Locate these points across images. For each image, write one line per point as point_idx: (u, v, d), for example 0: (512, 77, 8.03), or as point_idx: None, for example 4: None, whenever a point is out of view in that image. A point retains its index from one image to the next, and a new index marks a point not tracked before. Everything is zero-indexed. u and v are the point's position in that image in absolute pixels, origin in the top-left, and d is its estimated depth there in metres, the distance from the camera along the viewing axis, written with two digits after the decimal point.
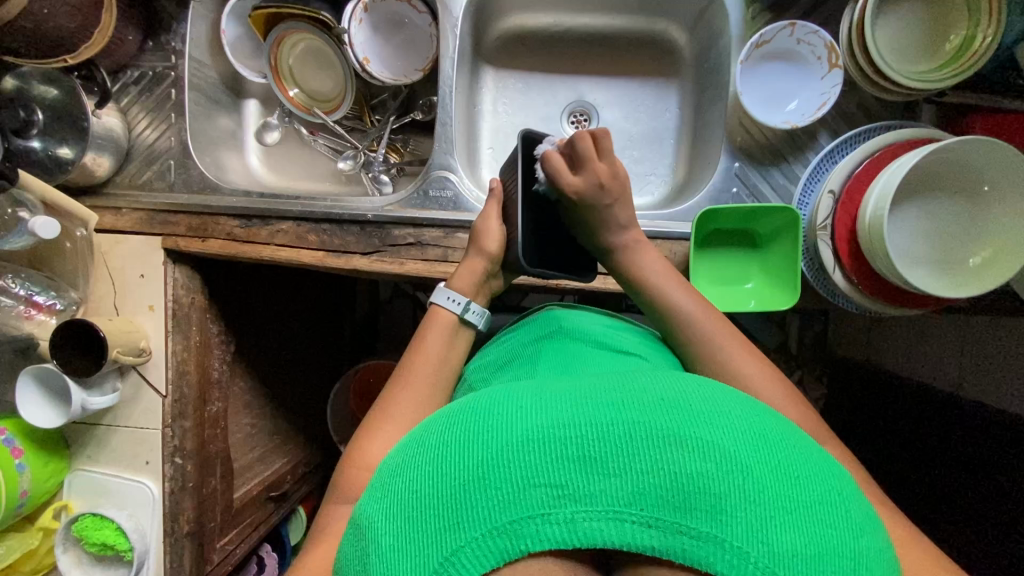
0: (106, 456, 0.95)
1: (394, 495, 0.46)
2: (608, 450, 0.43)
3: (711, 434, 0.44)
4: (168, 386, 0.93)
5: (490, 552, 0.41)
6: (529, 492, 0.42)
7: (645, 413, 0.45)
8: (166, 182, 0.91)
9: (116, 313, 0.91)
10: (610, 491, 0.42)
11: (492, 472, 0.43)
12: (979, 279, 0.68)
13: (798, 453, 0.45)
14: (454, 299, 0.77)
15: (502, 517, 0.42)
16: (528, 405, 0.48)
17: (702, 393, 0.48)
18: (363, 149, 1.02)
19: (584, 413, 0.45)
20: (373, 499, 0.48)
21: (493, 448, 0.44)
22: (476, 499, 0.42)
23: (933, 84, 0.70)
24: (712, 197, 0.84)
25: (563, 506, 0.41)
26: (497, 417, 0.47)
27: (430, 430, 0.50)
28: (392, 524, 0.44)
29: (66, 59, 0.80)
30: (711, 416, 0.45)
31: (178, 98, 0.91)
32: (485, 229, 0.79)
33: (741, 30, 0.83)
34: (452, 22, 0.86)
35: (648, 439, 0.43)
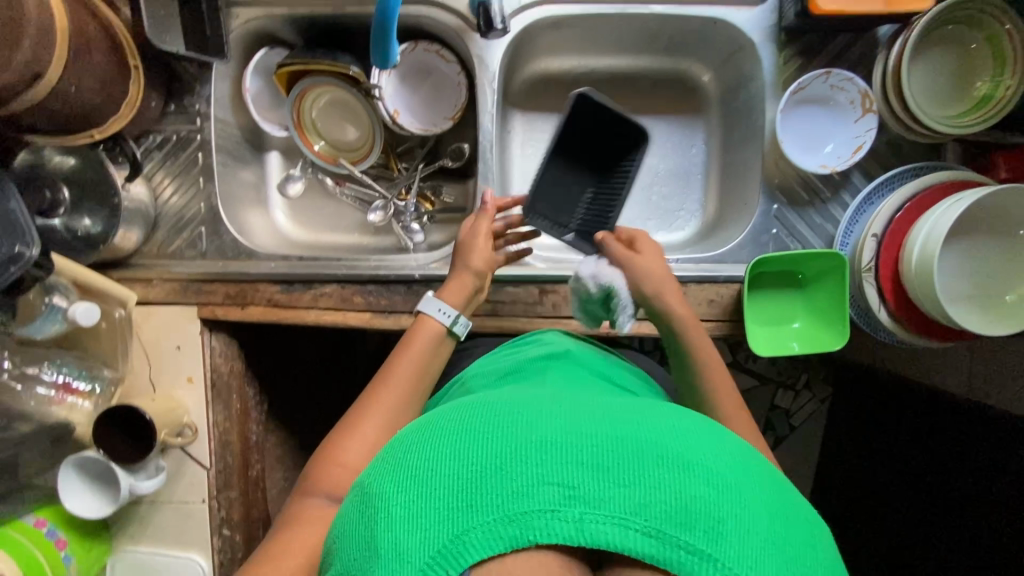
0: (150, 533, 0.91)
1: (404, 468, 0.42)
2: (623, 456, 0.40)
3: (713, 461, 0.41)
4: (211, 458, 0.90)
5: (498, 538, 0.38)
6: (537, 489, 0.39)
7: (657, 432, 0.43)
8: (198, 250, 0.88)
9: (153, 388, 0.88)
10: (620, 497, 0.39)
11: (508, 463, 0.40)
12: (1014, 317, 0.72)
13: (788, 497, 0.43)
14: (444, 311, 0.77)
15: (510, 509, 0.38)
16: (544, 408, 0.45)
17: (706, 426, 0.46)
18: (392, 198, 1.00)
19: (600, 422, 0.43)
20: (383, 466, 0.44)
21: (511, 440, 0.41)
22: (490, 485, 0.39)
23: (967, 130, 0.74)
24: (752, 238, 0.87)
25: (572, 507, 0.38)
26: (516, 414, 0.44)
27: (447, 413, 0.47)
28: (404, 494, 0.40)
29: (92, 134, 0.76)
30: (714, 445, 0.43)
31: (206, 162, 0.88)
32: (472, 242, 0.79)
33: (773, 76, 0.85)
34: (489, 76, 0.86)
35: (661, 454, 0.41)
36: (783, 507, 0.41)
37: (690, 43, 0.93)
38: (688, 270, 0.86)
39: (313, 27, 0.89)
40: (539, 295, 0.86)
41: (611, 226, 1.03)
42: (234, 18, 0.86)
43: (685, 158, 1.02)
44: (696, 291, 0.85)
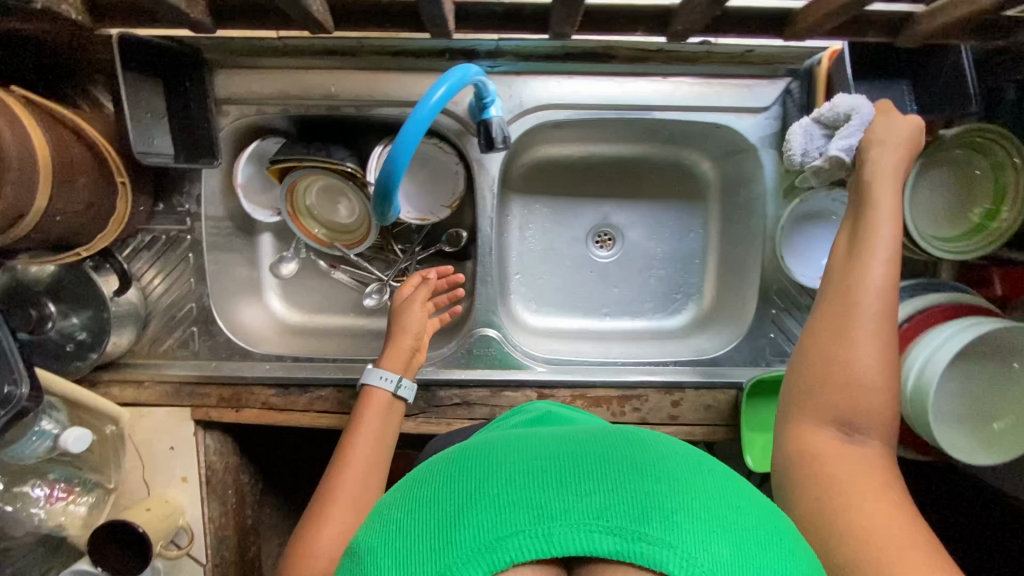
0: None
1: (387, 526, 0.39)
2: (585, 465, 0.38)
3: (676, 466, 0.39)
4: (207, 555, 0.89)
5: (477, 565, 0.34)
6: (506, 510, 0.35)
7: (611, 442, 0.40)
8: (190, 350, 0.87)
9: (147, 490, 0.87)
10: (581, 501, 0.35)
11: (470, 493, 0.37)
12: (1002, 447, 0.73)
13: (746, 489, 0.40)
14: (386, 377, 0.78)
15: (481, 538, 0.35)
16: (504, 440, 0.42)
17: (658, 434, 0.43)
18: (388, 281, 0.98)
19: (554, 444, 0.40)
20: (366, 529, 0.42)
21: (473, 475, 0.38)
22: (457, 521, 0.36)
23: (962, 255, 0.74)
24: (750, 341, 0.88)
25: (541, 523, 0.35)
26: (477, 451, 0.41)
27: (415, 472, 0.44)
28: (384, 547, 0.37)
29: (79, 252, 0.73)
30: (666, 449, 0.41)
31: (197, 262, 0.87)
32: (410, 308, 0.81)
33: (776, 183, 0.85)
34: (490, 181, 0.85)
35: (617, 461, 0.38)
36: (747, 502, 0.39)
37: (691, 137, 0.92)
38: (689, 376, 0.86)
39: (305, 121, 0.86)
40: (537, 399, 0.86)
41: (608, 309, 1.03)
42: (223, 117, 0.83)
43: (684, 243, 1.01)
44: (693, 396, 0.86)
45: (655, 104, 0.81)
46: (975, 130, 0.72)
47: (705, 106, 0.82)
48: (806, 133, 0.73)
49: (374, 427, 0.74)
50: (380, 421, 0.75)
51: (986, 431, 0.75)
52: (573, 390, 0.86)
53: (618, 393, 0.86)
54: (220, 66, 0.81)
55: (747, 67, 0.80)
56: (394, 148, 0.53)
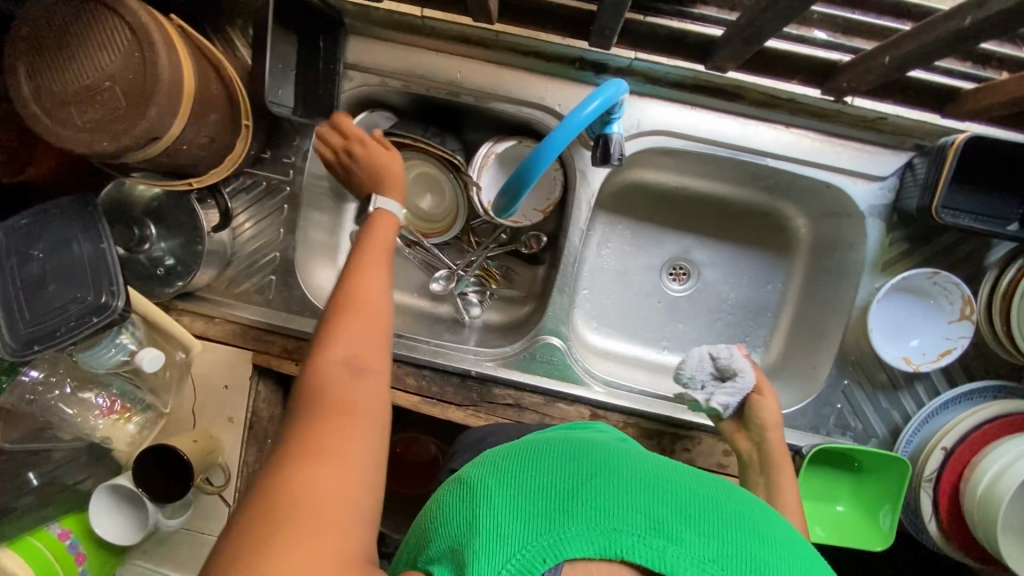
0: (161, 554, 0.93)
1: (508, 470, 0.45)
2: (711, 515, 0.41)
3: (793, 552, 0.41)
4: (235, 497, 0.90)
5: (590, 544, 0.39)
6: (631, 514, 0.40)
7: (736, 504, 0.44)
8: (263, 297, 0.89)
9: (194, 422, 0.89)
10: (704, 545, 0.39)
11: (603, 483, 0.42)
12: None
13: None
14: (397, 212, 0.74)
15: (607, 521, 0.39)
16: (634, 458, 0.47)
17: (772, 514, 0.47)
18: (458, 269, 0.99)
19: (685, 482, 0.44)
20: (481, 468, 0.48)
21: (608, 471, 0.43)
22: (587, 495, 0.41)
23: None
24: (815, 408, 0.85)
25: (658, 538, 0.39)
26: (611, 455, 0.46)
27: (543, 440, 0.49)
28: (504, 486, 0.43)
29: (190, 183, 0.76)
30: (781, 533, 0.44)
31: (290, 214, 0.89)
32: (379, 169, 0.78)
33: (876, 254, 0.83)
34: (589, 195, 0.85)
35: (739, 523, 0.42)
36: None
37: (794, 191, 0.90)
38: None
39: (422, 100, 0.88)
40: (590, 417, 0.85)
41: (669, 343, 1.02)
42: (346, 81, 0.85)
43: (760, 294, 1.00)
44: None
45: (772, 151, 0.80)
46: None
47: (823, 163, 0.80)
48: (720, 354, 0.78)
49: (383, 239, 0.69)
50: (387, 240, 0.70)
51: None
52: (626, 418, 0.85)
53: (671, 430, 0.85)
54: (357, 34, 0.83)
55: (875, 134, 0.79)
56: (547, 142, 0.55)
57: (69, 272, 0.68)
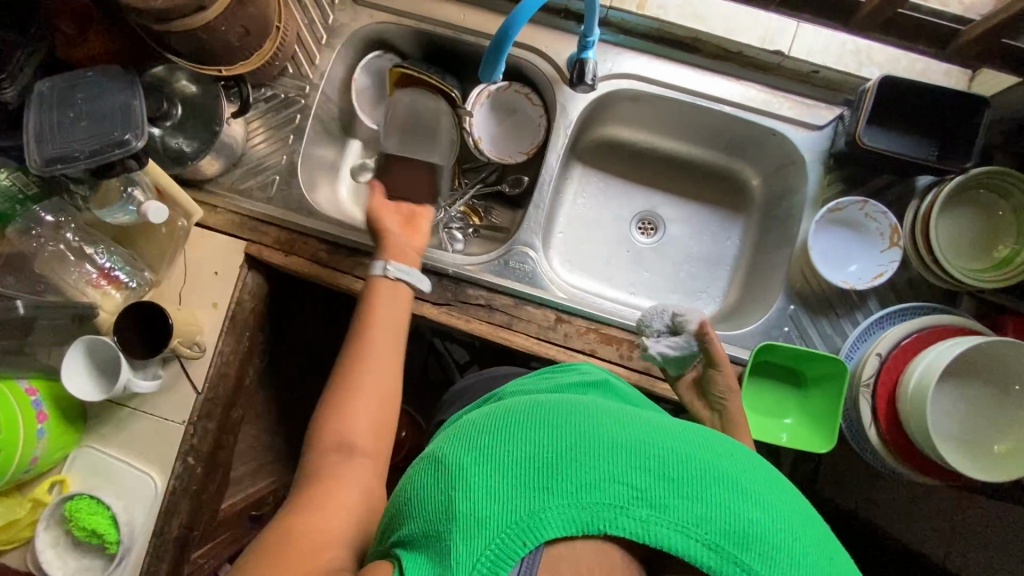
0: (120, 439, 0.93)
1: (479, 444, 0.46)
2: (693, 475, 0.44)
3: (771, 497, 0.45)
4: (205, 384, 0.93)
5: (572, 522, 0.42)
6: (609, 485, 0.43)
7: (714, 454, 0.46)
8: (265, 194, 0.97)
9: (179, 302, 0.92)
10: (681, 507, 0.42)
11: (582, 459, 0.43)
12: (1006, 467, 0.74)
13: (820, 530, 0.46)
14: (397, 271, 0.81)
15: (586, 497, 0.42)
16: (609, 417, 0.48)
17: (748, 456, 0.49)
18: (444, 205, 1.06)
19: (664, 440, 0.46)
20: (453, 441, 0.48)
21: (583, 438, 0.45)
22: (565, 473, 0.43)
23: (984, 283, 0.80)
24: (764, 329, 0.90)
25: (640, 507, 0.42)
26: (585, 418, 0.47)
27: (519, 406, 0.49)
28: (477, 468, 0.44)
29: (221, 70, 0.88)
30: (761, 476, 0.46)
31: (301, 124, 0.99)
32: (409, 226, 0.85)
33: (817, 192, 0.92)
34: (566, 124, 0.97)
35: (716, 477, 0.44)
36: (821, 542, 0.45)
37: (747, 147, 1.01)
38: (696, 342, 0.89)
39: (430, 43, 1.02)
40: (554, 321, 0.91)
41: (634, 288, 1.08)
42: (366, 17, 0.99)
43: (719, 247, 1.08)
44: None
45: (726, 97, 0.93)
46: (996, 172, 0.81)
47: (768, 111, 0.93)
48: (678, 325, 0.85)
49: (388, 322, 0.77)
50: (396, 306, 0.79)
51: (986, 453, 0.76)
52: (588, 325, 0.91)
53: (630, 338, 0.90)
54: None
55: (810, 87, 0.92)
56: (519, 8, 0.65)
57: (101, 116, 0.78)
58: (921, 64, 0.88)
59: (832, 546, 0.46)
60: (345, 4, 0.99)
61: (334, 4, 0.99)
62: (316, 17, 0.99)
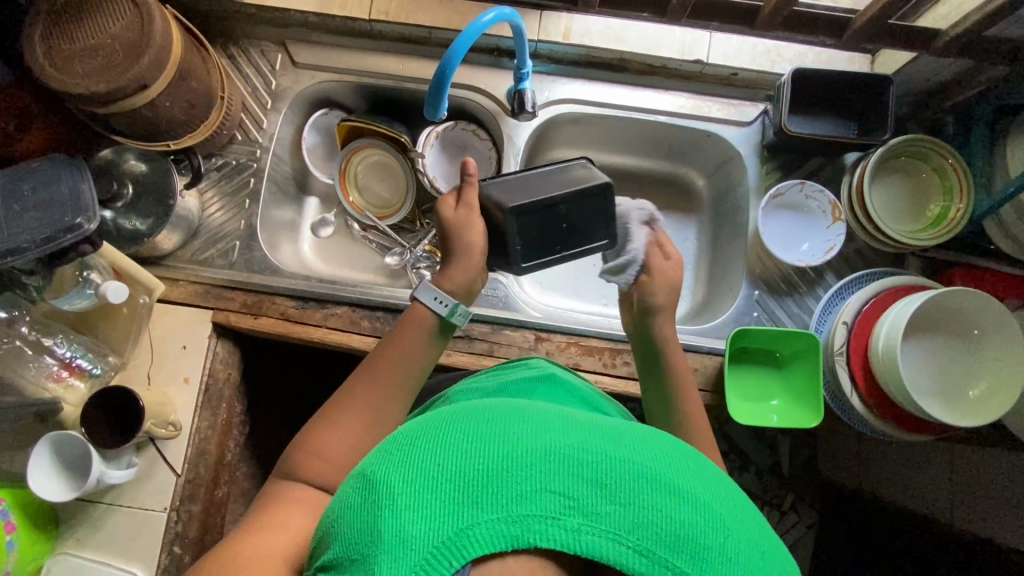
0: (97, 540, 0.87)
1: (404, 458, 0.42)
2: (627, 478, 0.41)
3: (709, 499, 0.43)
4: (185, 465, 0.88)
5: (501, 538, 0.39)
6: (540, 497, 0.40)
7: (650, 457, 0.44)
8: (227, 261, 0.96)
9: (148, 382, 0.89)
10: (615, 513, 0.40)
11: (512, 468, 0.41)
12: (983, 410, 0.77)
13: (763, 533, 0.44)
14: (441, 300, 0.73)
15: (516, 508, 0.39)
16: (544, 423, 0.45)
17: (691, 460, 0.46)
18: (410, 248, 1.08)
19: (598, 444, 0.43)
20: (382, 456, 0.44)
21: (514, 447, 0.42)
22: (495, 486, 0.40)
23: (922, 242, 0.86)
24: (735, 318, 0.93)
25: (572, 517, 0.39)
26: (518, 426, 0.44)
27: (452, 417, 0.47)
28: (403, 484, 0.40)
29: (169, 144, 0.90)
30: (701, 479, 0.44)
31: (255, 187, 0.99)
32: (464, 219, 0.74)
33: (758, 182, 0.98)
34: (515, 151, 1.00)
35: (652, 481, 0.42)
36: (761, 544, 0.43)
37: (687, 151, 1.07)
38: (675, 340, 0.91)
39: (375, 95, 1.06)
40: (534, 341, 0.91)
41: (606, 300, 1.09)
42: (308, 78, 1.03)
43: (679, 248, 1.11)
44: None
45: (660, 108, 0.99)
46: (914, 140, 0.88)
47: (699, 115, 0.99)
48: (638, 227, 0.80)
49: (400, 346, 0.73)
50: (417, 341, 0.73)
51: (962, 399, 0.79)
52: (567, 339, 0.92)
53: (611, 346, 0.91)
54: (319, 42, 1.03)
55: (733, 89, 0.99)
56: (452, 48, 0.68)
57: (50, 204, 0.77)
58: (826, 55, 0.97)
59: (773, 546, 0.44)
60: (286, 68, 1.03)
61: (275, 70, 1.02)
62: (259, 85, 1.02)
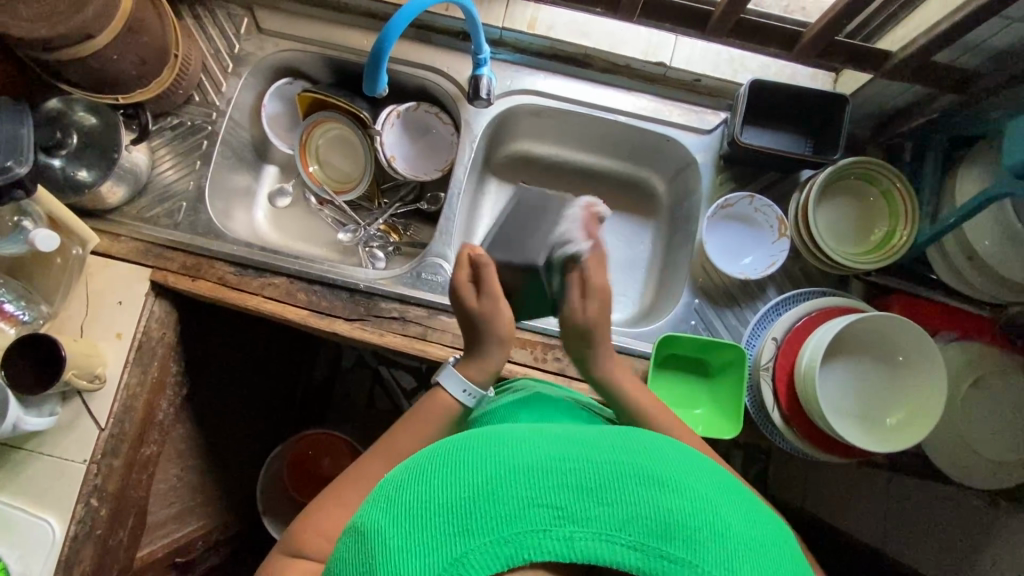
0: (15, 486, 0.87)
1: (395, 499, 0.43)
2: (610, 478, 0.41)
3: (695, 484, 0.43)
4: (108, 419, 0.89)
5: (495, 559, 0.39)
6: (529, 511, 0.40)
7: (630, 454, 0.44)
8: (172, 221, 0.96)
9: (80, 334, 0.90)
10: (605, 514, 0.40)
11: (497, 489, 0.41)
12: (900, 437, 0.76)
13: (755, 509, 0.45)
14: (470, 393, 0.71)
15: (506, 528, 0.39)
16: (526, 437, 0.45)
17: (673, 448, 0.47)
18: (364, 226, 1.08)
19: (578, 449, 0.44)
20: (374, 502, 0.45)
21: (496, 468, 0.42)
22: (483, 510, 0.40)
23: (862, 265, 0.85)
24: (671, 324, 0.93)
25: (562, 527, 0.39)
26: (500, 446, 0.44)
27: (439, 448, 0.47)
28: (396, 526, 0.41)
29: (118, 98, 0.90)
30: (685, 465, 0.45)
31: (208, 150, 0.99)
32: (489, 312, 0.70)
33: (711, 192, 0.97)
34: (472, 137, 1.00)
35: (635, 475, 0.42)
36: (755, 519, 0.43)
37: (647, 154, 1.06)
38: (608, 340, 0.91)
39: (339, 68, 1.05)
40: None
41: None
42: (271, 45, 1.02)
43: (632, 251, 1.10)
44: None
45: (620, 108, 0.98)
46: (864, 162, 0.87)
47: (660, 119, 0.98)
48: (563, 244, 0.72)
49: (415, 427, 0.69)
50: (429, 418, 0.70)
51: (880, 426, 0.79)
52: None
53: (545, 341, 0.92)
54: (285, 9, 1.02)
55: (695, 95, 0.98)
56: (391, 22, 0.68)
57: None
58: (790, 70, 0.96)
59: (770, 521, 0.45)
60: (251, 33, 1.02)
61: (240, 34, 1.02)
62: (221, 47, 1.01)
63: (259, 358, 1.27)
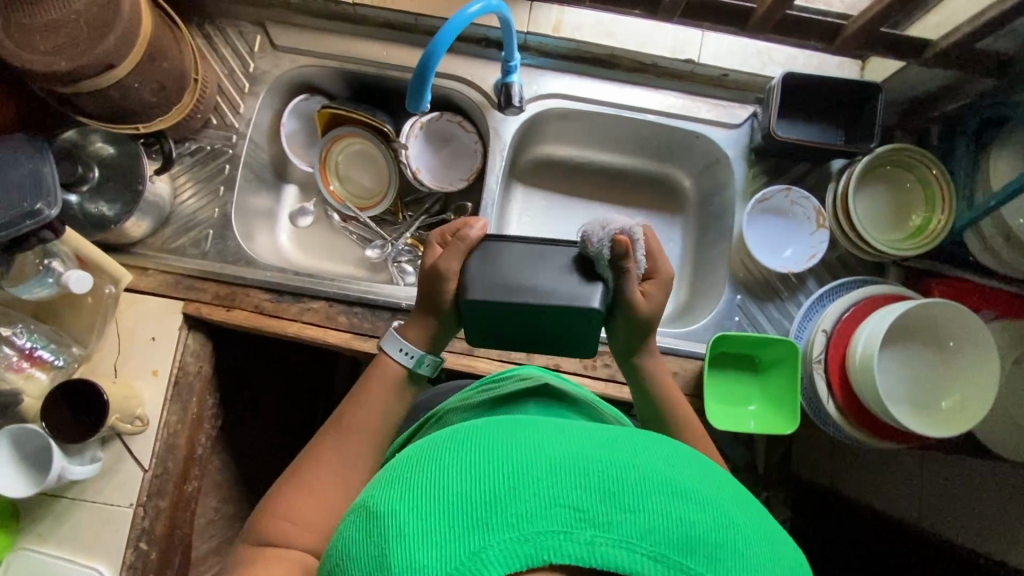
0: (60, 535, 0.84)
1: (404, 484, 0.38)
2: (633, 482, 0.36)
3: (721, 501, 0.38)
4: (152, 460, 0.86)
5: (514, 557, 0.34)
6: (548, 510, 0.35)
7: (655, 459, 0.39)
8: (199, 250, 0.93)
9: (115, 374, 0.86)
10: (631, 522, 0.34)
11: (518, 481, 0.36)
12: (955, 421, 0.77)
13: (775, 532, 0.40)
14: (407, 353, 0.70)
15: (524, 526, 0.34)
16: (549, 430, 0.40)
17: (696, 462, 0.42)
18: (392, 241, 1.05)
19: (602, 449, 0.39)
20: (383, 485, 0.40)
21: (514, 460, 0.37)
22: (502, 502, 0.35)
23: (905, 251, 0.86)
24: (716, 321, 0.93)
25: (583, 530, 0.34)
26: (518, 438, 0.39)
27: (450, 437, 0.42)
28: (406, 506, 0.37)
29: (138, 126, 0.85)
30: (708, 479, 0.40)
31: (230, 174, 0.96)
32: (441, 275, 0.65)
33: (744, 186, 0.97)
34: (501, 146, 0.98)
35: (663, 483, 0.37)
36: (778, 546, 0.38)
37: (674, 151, 1.05)
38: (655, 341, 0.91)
39: (358, 81, 1.02)
40: None
41: None
42: (288, 62, 0.99)
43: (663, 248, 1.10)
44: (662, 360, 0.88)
45: (649, 107, 0.97)
46: (900, 149, 0.88)
47: (690, 116, 0.97)
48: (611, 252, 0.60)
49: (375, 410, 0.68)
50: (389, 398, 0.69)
51: (934, 411, 0.80)
52: None
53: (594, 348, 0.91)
54: (300, 24, 0.99)
55: (722, 90, 0.98)
56: (438, 36, 0.66)
57: (10, 188, 0.74)
58: (816, 60, 0.96)
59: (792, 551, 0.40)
60: (266, 50, 0.99)
61: (254, 52, 0.99)
62: (236, 67, 0.98)
63: (286, 382, 1.23)
